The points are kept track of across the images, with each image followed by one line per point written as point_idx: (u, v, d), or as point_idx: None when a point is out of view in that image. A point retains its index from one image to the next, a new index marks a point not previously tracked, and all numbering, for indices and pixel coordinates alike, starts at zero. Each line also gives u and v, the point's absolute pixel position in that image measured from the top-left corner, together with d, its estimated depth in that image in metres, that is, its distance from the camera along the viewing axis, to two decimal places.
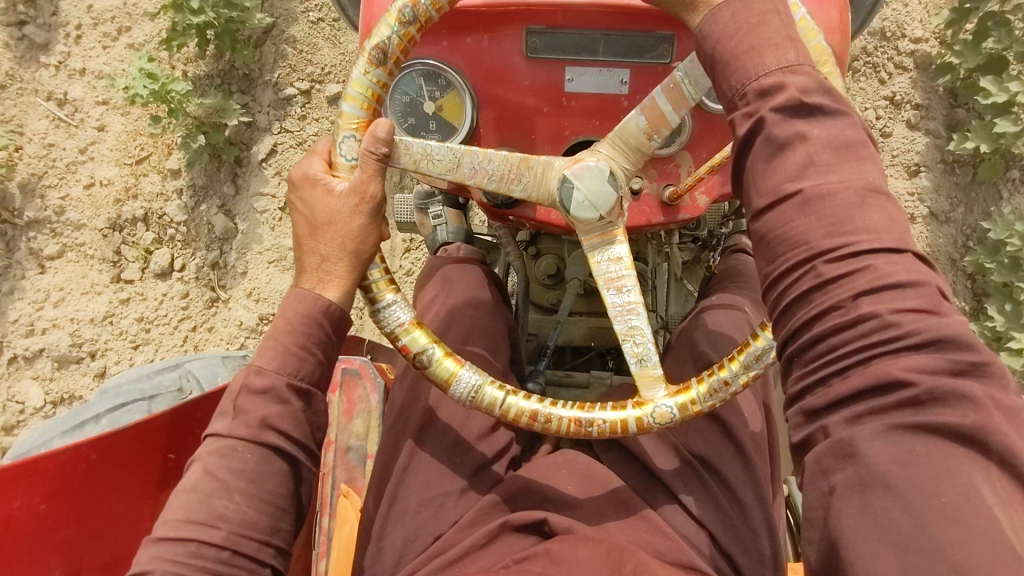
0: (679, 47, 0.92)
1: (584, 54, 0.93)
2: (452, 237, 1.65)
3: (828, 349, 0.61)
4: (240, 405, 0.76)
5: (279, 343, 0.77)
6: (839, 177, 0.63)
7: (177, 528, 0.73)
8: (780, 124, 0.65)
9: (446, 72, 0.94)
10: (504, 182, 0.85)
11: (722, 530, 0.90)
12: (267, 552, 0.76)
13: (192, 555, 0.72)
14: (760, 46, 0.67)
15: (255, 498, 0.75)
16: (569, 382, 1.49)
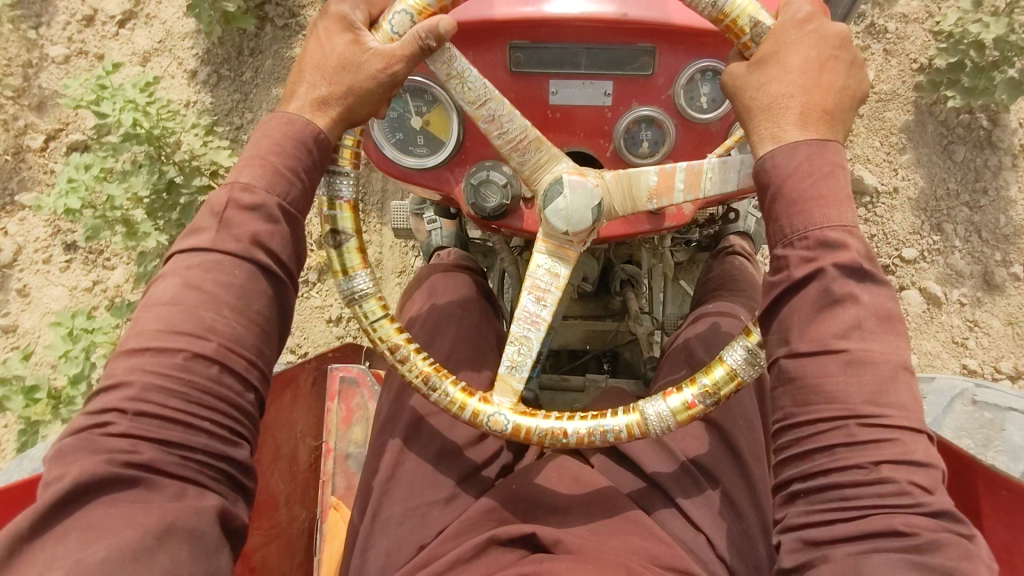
0: (659, 59, 0.93)
1: (566, 68, 0.93)
2: (448, 243, 1.67)
3: (840, 498, 0.66)
4: (225, 219, 0.75)
5: (270, 162, 0.77)
6: (881, 346, 0.68)
7: (160, 338, 0.70)
8: (839, 279, 0.68)
9: (431, 88, 0.95)
10: (512, 146, 0.87)
11: (717, 534, 0.91)
12: (250, 382, 0.74)
13: (176, 366, 0.69)
14: (826, 197, 0.70)
15: (242, 318, 0.73)
16: (565, 386, 1.51)
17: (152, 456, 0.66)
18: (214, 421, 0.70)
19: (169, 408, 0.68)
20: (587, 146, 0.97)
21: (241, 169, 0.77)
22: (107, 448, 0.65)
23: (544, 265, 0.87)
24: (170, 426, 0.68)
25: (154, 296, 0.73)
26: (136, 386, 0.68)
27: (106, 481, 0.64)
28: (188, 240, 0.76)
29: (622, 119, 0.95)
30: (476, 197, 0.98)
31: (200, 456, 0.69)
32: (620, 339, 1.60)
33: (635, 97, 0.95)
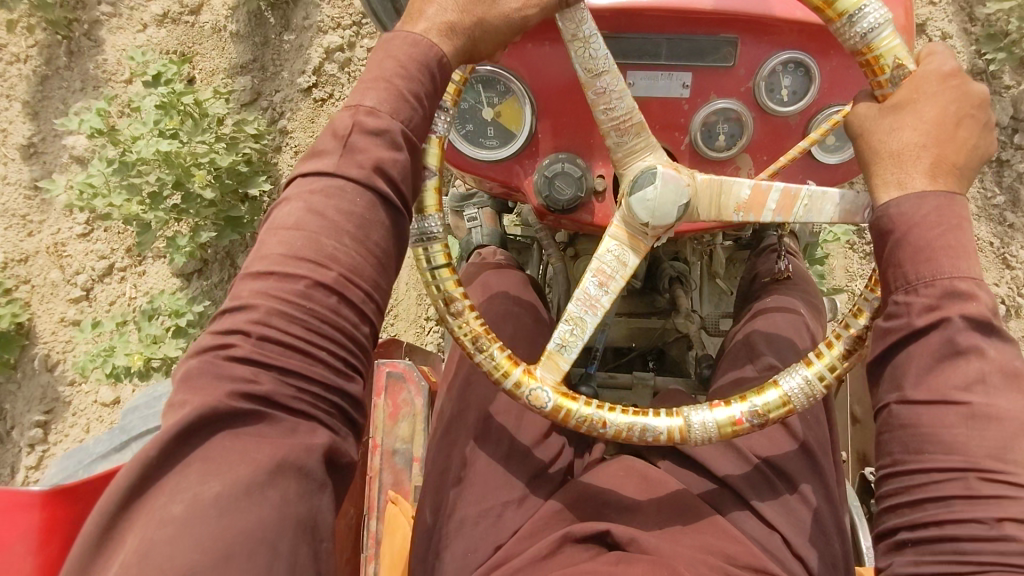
0: (740, 50, 0.91)
1: (645, 58, 0.92)
2: (489, 240, 1.66)
3: (935, 372, 0.65)
4: (351, 145, 0.68)
5: (395, 86, 0.70)
6: (957, 235, 0.66)
7: (283, 265, 0.65)
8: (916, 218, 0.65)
9: (504, 79, 0.94)
10: (615, 124, 0.85)
11: (795, 533, 0.90)
12: (367, 315, 0.68)
13: (298, 295, 0.64)
14: (896, 121, 0.70)
15: (361, 247, 0.67)
16: (613, 384, 1.50)
17: (272, 389, 0.62)
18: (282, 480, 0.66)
19: (292, 336, 0.63)
20: (664, 143, 0.96)
21: (365, 92, 0.70)
22: (231, 376, 0.61)
23: (613, 251, 0.86)
24: (294, 354, 0.63)
25: (280, 221, 0.67)
26: (261, 311, 0.63)
27: (228, 416, 0.60)
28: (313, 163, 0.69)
29: (699, 111, 0.93)
30: (549, 191, 0.96)
31: (317, 389, 0.64)
32: (667, 336, 1.58)
33: (713, 88, 0.93)
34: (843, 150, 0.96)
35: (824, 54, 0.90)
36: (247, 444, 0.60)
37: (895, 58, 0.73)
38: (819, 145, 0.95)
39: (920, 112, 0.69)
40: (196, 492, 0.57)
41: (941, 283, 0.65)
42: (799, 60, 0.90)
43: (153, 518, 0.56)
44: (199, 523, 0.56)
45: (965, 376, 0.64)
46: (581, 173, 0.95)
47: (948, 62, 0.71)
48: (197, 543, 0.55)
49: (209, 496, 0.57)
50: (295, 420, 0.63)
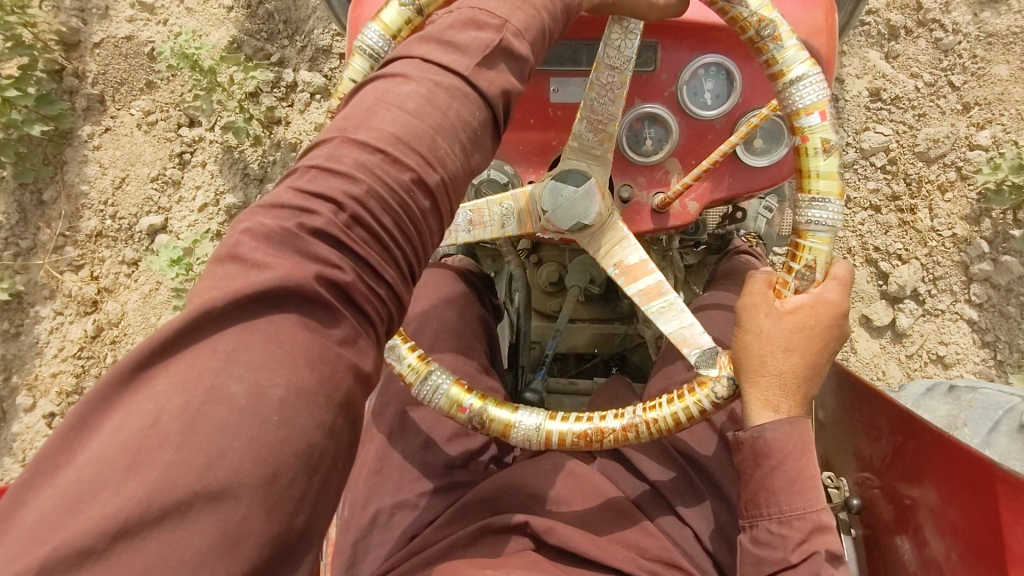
0: (662, 54, 0.91)
1: (567, 64, 0.92)
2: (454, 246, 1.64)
3: None
4: (487, 58, 0.61)
5: (440, 110, 0.58)
6: None
7: (339, 159, 0.56)
8: (831, 567, 0.76)
9: None
10: (591, 109, 0.85)
11: (708, 526, 0.92)
12: (402, 277, 0.59)
13: (402, 187, 0.56)
14: (807, 481, 0.78)
15: (464, 161, 0.61)
16: (573, 390, 1.51)
17: (353, 280, 0.54)
18: (397, 275, 0.58)
19: (381, 226, 0.56)
20: None
21: (389, 108, 0.58)
22: (316, 255, 0.53)
23: (504, 209, 0.89)
24: (374, 246, 0.56)
25: (393, 95, 0.59)
26: (361, 186, 0.55)
27: (311, 301, 0.51)
28: (416, 59, 0.61)
29: (626, 115, 0.93)
30: (476, 197, 0.97)
31: (382, 289, 0.57)
32: (628, 341, 1.57)
33: (639, 93, 0.93)
34: (769, 154, 0.96)
35: (744, 58, 0.91)
36: (256, 353, 0.48)
37: (813, 259, 0.76)
38: (746, 147, 0.96)
39: (810, 337, 0.76)
40: (257, 379, 0.48)
41: (808, 517, 0.78)
42: (720, 63, 0.90)
43: (208, 386, 0.46)
44: (236, 434, 0.46)
45: None
46: (506, 180, 0.95)
47: (842, 297, 0.77)
48: (237, 462, 0.45)
49: (272, 397, 0.48)
50: (356, 327, 0.54)
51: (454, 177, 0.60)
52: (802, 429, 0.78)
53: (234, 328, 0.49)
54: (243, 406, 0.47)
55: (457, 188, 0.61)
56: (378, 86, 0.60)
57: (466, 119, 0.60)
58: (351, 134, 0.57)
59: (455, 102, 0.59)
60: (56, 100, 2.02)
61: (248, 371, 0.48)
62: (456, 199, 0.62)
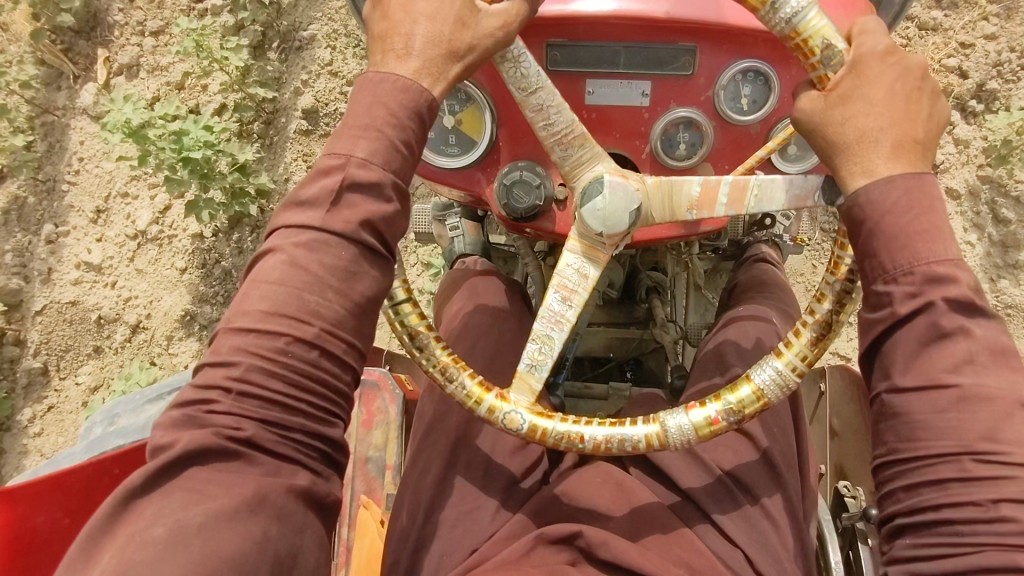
0: (701, 59, 0.91)
1: (604, 67, 0.92)
2: (472, 250, 1.65)
3: (948, 535, 0.63)
4: (341, 199, 0.66)
5: (386, 135, 0.67)
6: (996, 383, 0.64)
7: (263, 320, 0.65)
8: (950, 316, 0.64)
9: (466, 88, 0.93)
10: (557, 139, 0.83)
11: (757, 547, 0.88)
12: (348, 364, 0.68)
13: (278, 351, 0.64)
14: (932, 232, 0.65)
15: (345, 299, 0.66)
16: (589, 394, 1.49)
17: (254, 432, 0.63)
18: (312, 402, 0.65)
19: (272, 390, 0.63)
20: (624, 150, 0.96)
21: (355, 141, 0.68)
22: (215, 425, 0.62)
23: (573, 264, 0.86)
24: (273, 407, 0.64)
25: (264, 272, 0.66)
26: (240, 366, 0.64)
27: (214, 452, 0.61)
28: (295, 212, 0.68)
29: (659, 120, 0.93)
30: (508, 198, 0.96)
31: (298, 434, 0.65)
32: (645, 346, 1.57)
33: (674, 98, 0.93)
34: (803, 160, 0.96)
35: (783, 63, 0.90)
36: (194, 489, 0.60)
37: (824, 38, 0.71)
38: (780, 153, 0.95)
39: (868, 96, 0.68)
40: (178, 516, 0.58)
41: (927, 350, 0.65)
42: (758, 69, 0.90)
43: (132, 540, 0.57)
44: (184, 548, 0.56)
45: (947, 405, 0.64)
46: (538, 181, 0.95)
47: (881, 41, 0.69)
48: (208, 552, 0.57)
49: (192, 523, 0.58)
50: (276, 463, 0.64)
51: (338, 321, 0.66)
52: (917, 182, 0.67)
53: (154, 495, 0.60)
54: (165, 541, 0.57)
55: (344, 330, 0.67)
56: (254, 264, 0.68)
57: (333, 262, 0.65)
58: (232, 322, 0.66)
59: (311, 252, 0.65)
60: (96, 111, 2.16)
61: (196, 494, 0.59)
62: (351, 330, 0.67)
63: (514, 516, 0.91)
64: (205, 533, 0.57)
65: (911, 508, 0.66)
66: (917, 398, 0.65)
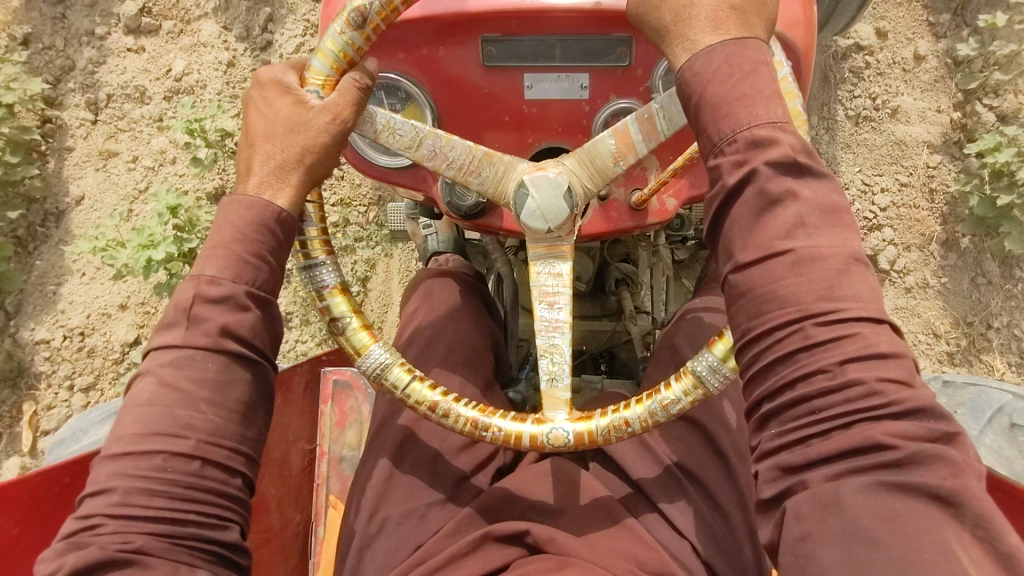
0: (636, 49, 0.90)
1: (540, 61, 0.91)
2: (444, 247, 1.64)
3: (808, 414, 0.63)
4: (194, 314, 0.73)
5: (233, 250, 0.75)
6: (829, 242, 0.65)
7: (137, 442, 0.70)
8: (774, 179, 0.66)
9: (404, 86, 0.93)
10: (463, 171, 0.86)
11: (705, 540, 0.88)
12: (233, 469, 0.73)
13: (155, 468, 0.69)
14: (752, 95, 0.69)
15: (219, 409, 0.73)
16: (561, 388, 1.50)
17: (142, 542, 0.67)
18: (200, 512, 0.70)
19: (153, 507, 0.68)
20: (567, 143, 0.95)
21: (207, 261, 0.75)
22: (99, 546, 0.66)
23: (540, 270, 0.85)
24: (158, 522, 0.68)
25: (134, 398, 0.73)
26: (117, 492, 0.68)
27: (110, 558, 0.65)
28: (162, 335, 0.75)
29: (601, 112, 0.92)
30: (451, 196, 0.96)
31: (190, 531, 0.69)
32: (618, 338, 1.56)
33: (613, 89, 0.92)
34: None
35: None
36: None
37: None
38: None
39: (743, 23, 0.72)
40: None
41: (773, 232, 0.66)
42: None
43: None
44: None
45: (783, 227, 0.65)
46: None
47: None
48: None
49: None
50: (171, 561, 0.67)
51: (218, 431, 0.72)
52: (738, 50, 0.70)
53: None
54: None
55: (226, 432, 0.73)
56: (130, 390, 0.75)
57: (201, 376, 0.72)
58: (107, 452, 0.72)
59: (200, 286, 0.74)
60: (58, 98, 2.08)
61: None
62: (232, 438, 0.74)
63: (461, 514, 0.90)
64: None
65: (772, 390, 0.65)
66: (781, 317, 0.64)
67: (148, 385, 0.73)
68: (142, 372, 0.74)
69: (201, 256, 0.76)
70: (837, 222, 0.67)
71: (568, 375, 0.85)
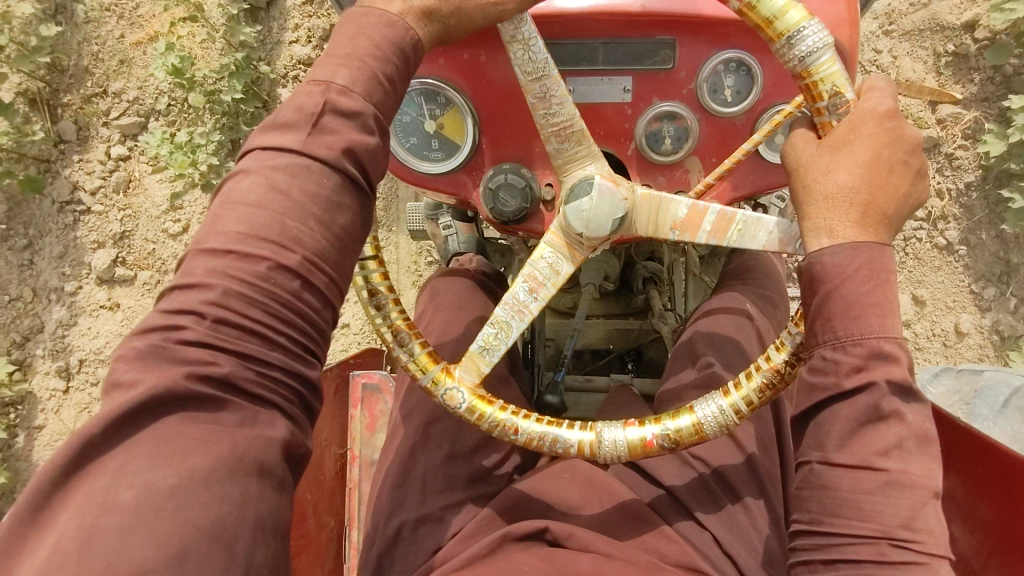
0: (680, 51, 0.89)
1: (583, 65, 0.90)
2: (467, 249, 1.64)
3: (875, 555, 0.65)
4: (320, 125, 0.67)
5: (368, 66, 0.70)
6: (919, 468, 0.67)
7: (242, 242, 0.64)
8: (888, 398, 0.66)
9: (445, 92, 0.92)
10: (558, 130, 0.85)
11: (727, 536, 0.90)
12: (327, 299, 0.69)
13: (259, 276, 0.63)
14: (883, 304, 0.66)
15: (326, 233, 0.67)
16: (590, 387, 1.50)
17: (230, 370, 0.61)
18: (291, 338, 0.66)
19: (250, 319, 0.63)
20: (608, 147, 0.95)
21: (336, 69, 0.70)
22: (187, 359, 0.60)
23: (547, 257, 0.85)
24: (251, 338, 0.63)
25: (236, 196, 0.66)
26: (217, 291, 0.62)
27: (183, 398, 0.58)
28: (274, 136, 0.68)
29: (643, 116, 0.92)
30: (494, 203, 0.96)
31: (277, 374, 0.64)
32: (645, 337, 1.56)
33: (656, 92, 0.92)
34: None
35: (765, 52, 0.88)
36: (189, 434, 0.58)
37: (833, 85, 0.71)
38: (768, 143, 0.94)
39: (855, 152, 0.69)
40: (147, 478, 0.55)
41: (867, 342, 0.66)
42: (740, 59, 0.88)
43: (94, 500, 0.53)
44: (151, 516, 0.53)
45: (884, 443, 0.66)
46: (525, 184, 0.94)
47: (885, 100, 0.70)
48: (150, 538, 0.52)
49: (163, 486, 0.55)
50: (256, 409, 0.62)
51: (321, 251, 0.67)
52: (877, 251, 0.68)
53: (115, 449, 0.56)
54: (133, 507, 0.53)
55: (327, 259, 0.68)
56: (226, 188, 0.68)
57: (315, 189, 0.66)
58: (204, 243, 0.65)
59: (331, 94, 0.68)
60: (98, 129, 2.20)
61: (189, 442, 0.57)
62: (333, 264, 0.69)
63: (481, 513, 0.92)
64: (133, 520, 0.53)
65: (828, 533, 0.68)
66: (840, 408, 0.68)
67: (246, 182, 0.66)
68: (247, 172, 0.67)
69: (330, 65, 0.70)
70: (876, 222, 0.68)
71: (504, 351, 0.87)
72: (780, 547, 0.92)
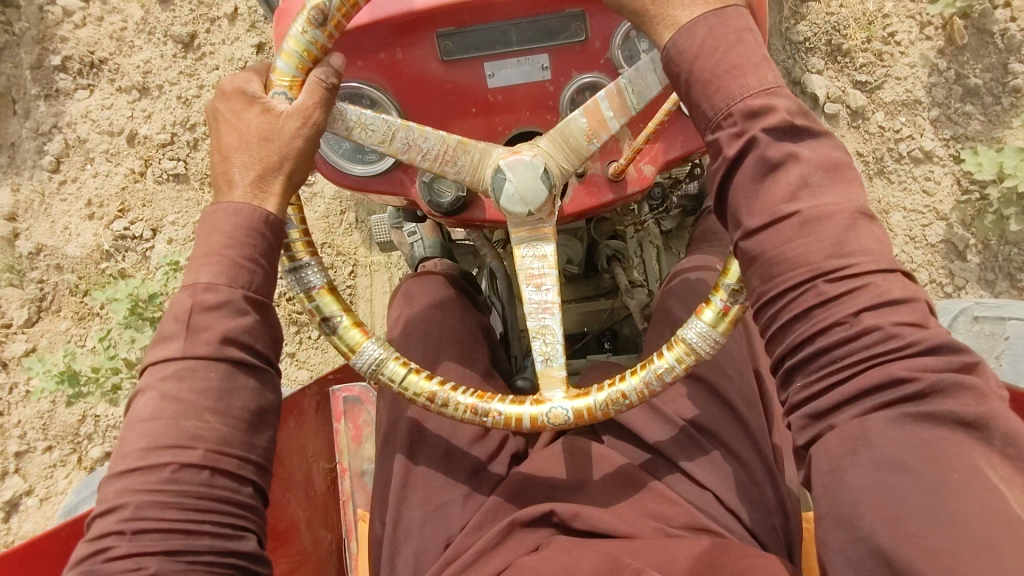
0: (591, 23, 0.90)
1: (498, 47, 0.91)
2: (431, 252, 1.63)
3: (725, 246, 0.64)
4: (192, 325, 0.73)
5: (225, 258, 0.74)
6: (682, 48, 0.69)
7: (144, 457, 0.70)
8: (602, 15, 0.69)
9: (367, 93, 0.92)
10: (439, 161, 0.85)
11: (729, 489, 0.89)
12: (244, 477, 0.73)
13: (170, 480, 0.68)
14: None
15: (226, 419, 0.72)
16: (568, 371, 1.49)
17: (157, 566, 0.66)
18: (215, 520, 0.70)
19: (167, 519, 0.67)
20: (536, 126, 0.96)
21: (199, 268, 0.74)
22: (116, 569, 0.65)
23: (530, 258, 0.87)
24: (172, 534, 0.67)
25: (137, 413, 0.72)
26: (129, 507, 0.67)
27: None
28: (163, 348, 0.74)
29: (565, 89, 0.93)
30: (431, 195, 0.97)
31: (206, 554, 0.68)
32: (618, 314, 1.57)
33: (575, 66, 0.93)
34: None
35: None
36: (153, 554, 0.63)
37: None
38: None
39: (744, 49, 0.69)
40: None
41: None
42: None
43: None
44: None
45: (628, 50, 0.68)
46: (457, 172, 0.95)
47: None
48: None
49: None
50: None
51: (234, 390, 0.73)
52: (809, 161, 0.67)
53: None
54: None
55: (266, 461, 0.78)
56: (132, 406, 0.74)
57: (203, 369, 0.72)
58: (114, 469, 0.71)
59: (197, 293, 0.73)
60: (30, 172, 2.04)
61: None
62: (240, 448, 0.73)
63: (489, 502, 0.91)
64: None
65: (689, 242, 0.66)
66: None
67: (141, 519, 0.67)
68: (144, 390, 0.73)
69: (193, 265, 0.75)
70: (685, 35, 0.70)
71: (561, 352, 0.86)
72: (777, 495, 0.92)
